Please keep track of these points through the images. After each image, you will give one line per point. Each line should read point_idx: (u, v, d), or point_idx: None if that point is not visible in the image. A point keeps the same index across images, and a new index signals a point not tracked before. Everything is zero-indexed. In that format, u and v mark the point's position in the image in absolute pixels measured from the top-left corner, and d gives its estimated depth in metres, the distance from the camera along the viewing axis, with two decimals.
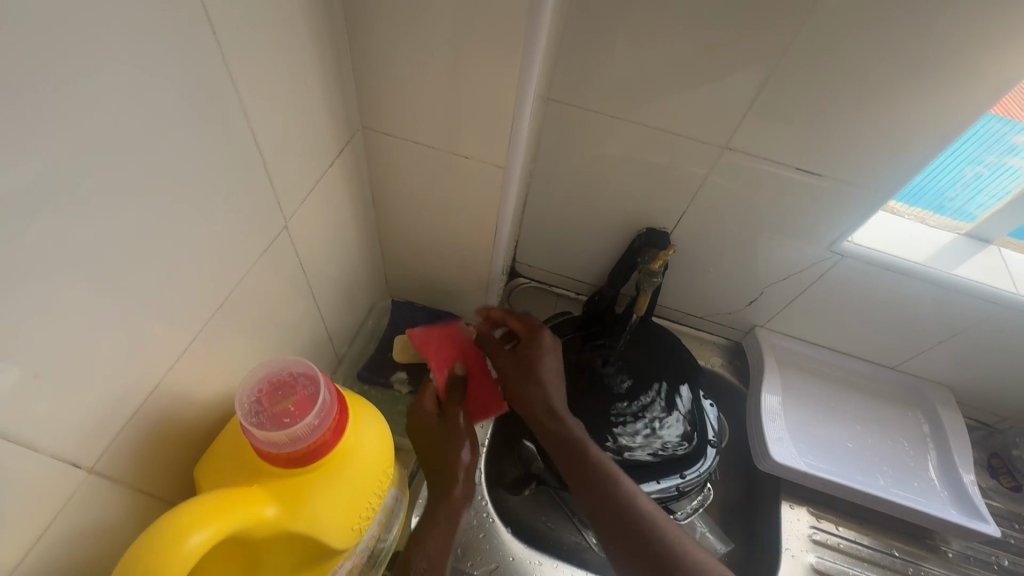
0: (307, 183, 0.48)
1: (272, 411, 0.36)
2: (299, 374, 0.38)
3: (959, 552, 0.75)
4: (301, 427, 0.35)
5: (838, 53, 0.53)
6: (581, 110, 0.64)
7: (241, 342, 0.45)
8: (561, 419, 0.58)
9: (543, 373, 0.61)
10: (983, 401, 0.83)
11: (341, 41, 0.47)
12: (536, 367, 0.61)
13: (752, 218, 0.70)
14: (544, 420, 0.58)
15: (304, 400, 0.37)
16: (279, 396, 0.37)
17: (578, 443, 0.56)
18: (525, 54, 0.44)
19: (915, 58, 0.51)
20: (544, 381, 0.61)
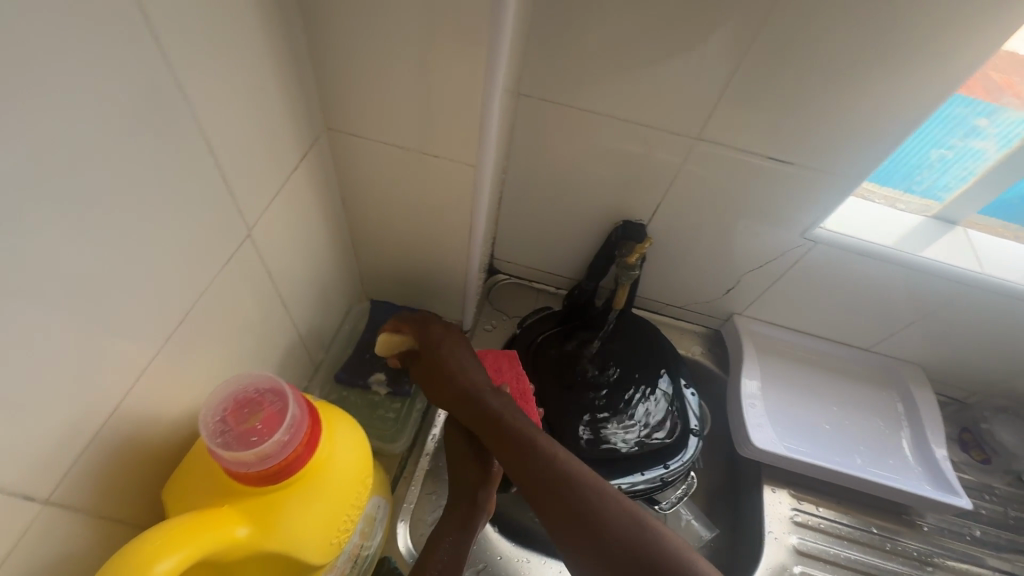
0: (270, 189, 0.46)
1: (238, 430, 0.34)
2: (265, 389, 0.36)
3: (934, 526, 0.78)
4: (270, 444, 0.34)
5: (806, 41, 0.52)
6: (552, 104, 0.63)
7: (207, 356, 0.43)
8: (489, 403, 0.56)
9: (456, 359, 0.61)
10: (954, 378, 0.85)
11: (297, 38, 0.45)
12: (447, 358, 0.60)
13: (727, 207, 0.70)
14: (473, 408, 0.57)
15: (271, 416, 0.35)
16: (245, 413, 0.35)
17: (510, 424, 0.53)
18: (491, 51, 0.43)
19: (881, 43, 0.51)
20: (459, 370, 0.59)
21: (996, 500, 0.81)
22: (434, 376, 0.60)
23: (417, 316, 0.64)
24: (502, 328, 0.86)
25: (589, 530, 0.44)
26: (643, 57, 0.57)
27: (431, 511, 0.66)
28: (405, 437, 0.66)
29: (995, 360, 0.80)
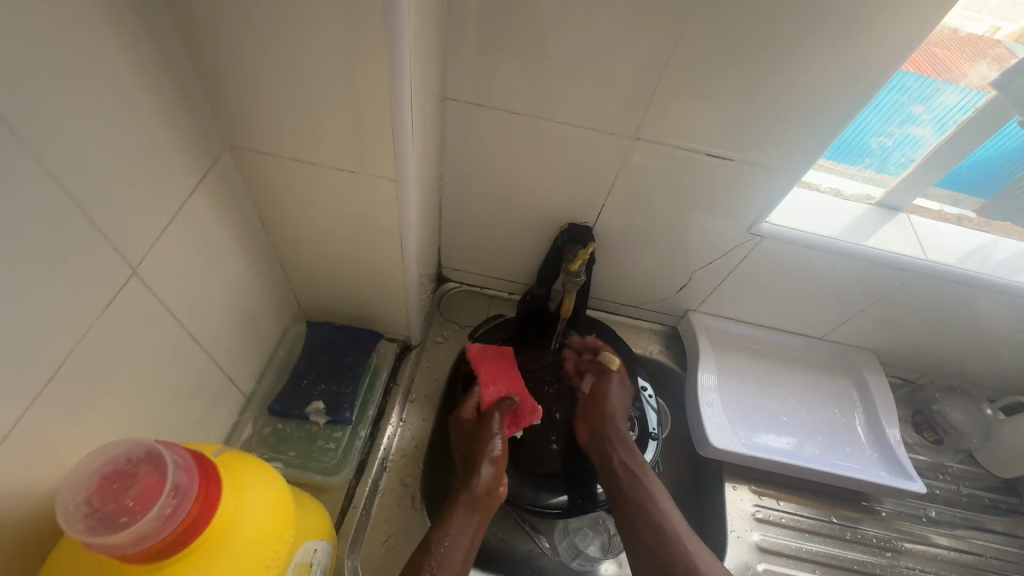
0: (160, 219, 0.43)
1: (107, 509, 0.30)
2: (140, 458, 0.32)
3: (892, 510, 0.78)
4: (145, 524, 0.30)
5: (728, 36, 0.51)
6: (481, 107, 0.60)
7: (88, 405, 0.40)
8: (623, 449, 0.69)
9: (613, 409, 0.72)
10: (905, 361, 0.86)
11: (176, 53, 0.42)
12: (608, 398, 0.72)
13: (672, 206, 0.68)
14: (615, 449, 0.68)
15: (147, 487, 0.31)
16: (116, 489, 0.31)
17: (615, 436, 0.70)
18: (391, 56, 0.40)
19: (803, 38, 0.50)
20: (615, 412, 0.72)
21: (949, 478, 0.83)
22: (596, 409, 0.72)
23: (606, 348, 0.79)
24: (454, 339, 0.83)
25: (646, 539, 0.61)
26: (568, 57, 0.54)
27: (382, 541, 0.63)
28: (348, 468, 0.64)
29: (942, 342, 0.81)
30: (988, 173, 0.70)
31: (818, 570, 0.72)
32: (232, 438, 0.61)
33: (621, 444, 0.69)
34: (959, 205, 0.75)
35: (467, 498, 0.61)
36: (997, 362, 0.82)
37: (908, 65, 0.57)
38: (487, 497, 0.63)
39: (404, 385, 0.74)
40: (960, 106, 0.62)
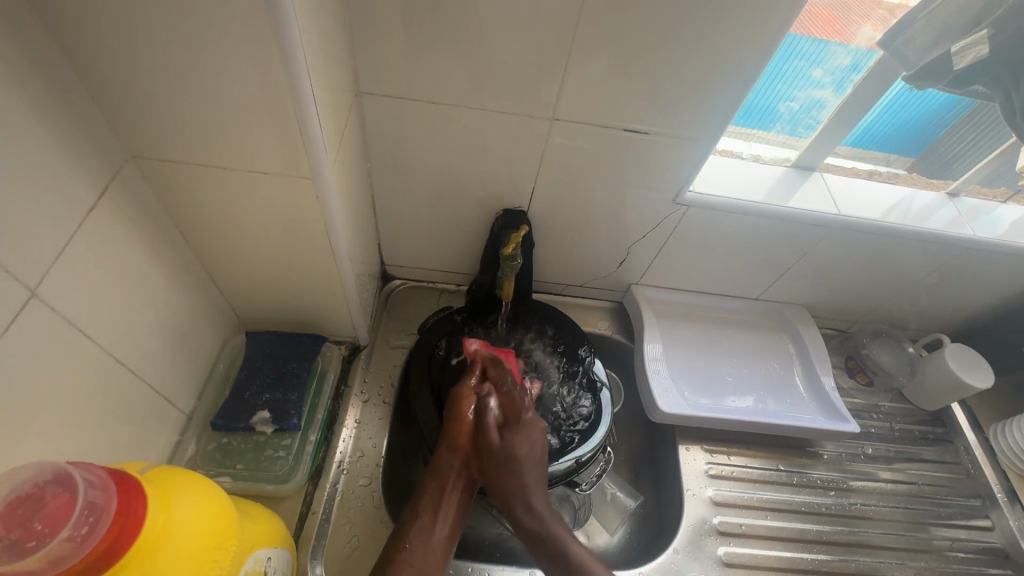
0: (58, 234, 0.41)
1: (11, 536, 0.30)
2: (46, 481, 0.31)
3: (834, 453, 0.84)
4: (57, 547, 0.30)
5: (623, 16, 0.52)
6: (396, 100, 0.60)
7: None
8: (536, 510, 0.62)
9: (526, 470, 0.62)
10: (833, 312, 0.92)
11: (59, 65, 0.40)
12: (513, 452, 0.62)
13: (600, 185, 0.70)
14: (518, 508, 0.62)
15: (55, 508, 0.31)
16: (21, 516, 0.30)
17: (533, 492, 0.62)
18: (284, 52, 0.40)
19: (692, 11, 0.52)
20: (524, 464, 0.62)
21: (882, 416, 0.89)
22: (501, 469, 0.62)
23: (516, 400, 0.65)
24: (405, 336, 0.82)
25: None
26: (476, 44, 0.55)
27: (347, 544, 0.63)
28: (300, 475, 0.64)
29: (865, 291, 0.86)
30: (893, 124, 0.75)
31: (768, 516, 0.76)
32: (173, 459, 0.60)
33: (530, 506, 0.62)
34: (892, 166, 0.80)
35: (432, 491, 0.61)
36: (916, 304, 0.88)
37: (795, 25, 0.61)
38: (457, 482, 0.63)
39: (356, 387, 0.74)
40: (852, 66, 0.66)
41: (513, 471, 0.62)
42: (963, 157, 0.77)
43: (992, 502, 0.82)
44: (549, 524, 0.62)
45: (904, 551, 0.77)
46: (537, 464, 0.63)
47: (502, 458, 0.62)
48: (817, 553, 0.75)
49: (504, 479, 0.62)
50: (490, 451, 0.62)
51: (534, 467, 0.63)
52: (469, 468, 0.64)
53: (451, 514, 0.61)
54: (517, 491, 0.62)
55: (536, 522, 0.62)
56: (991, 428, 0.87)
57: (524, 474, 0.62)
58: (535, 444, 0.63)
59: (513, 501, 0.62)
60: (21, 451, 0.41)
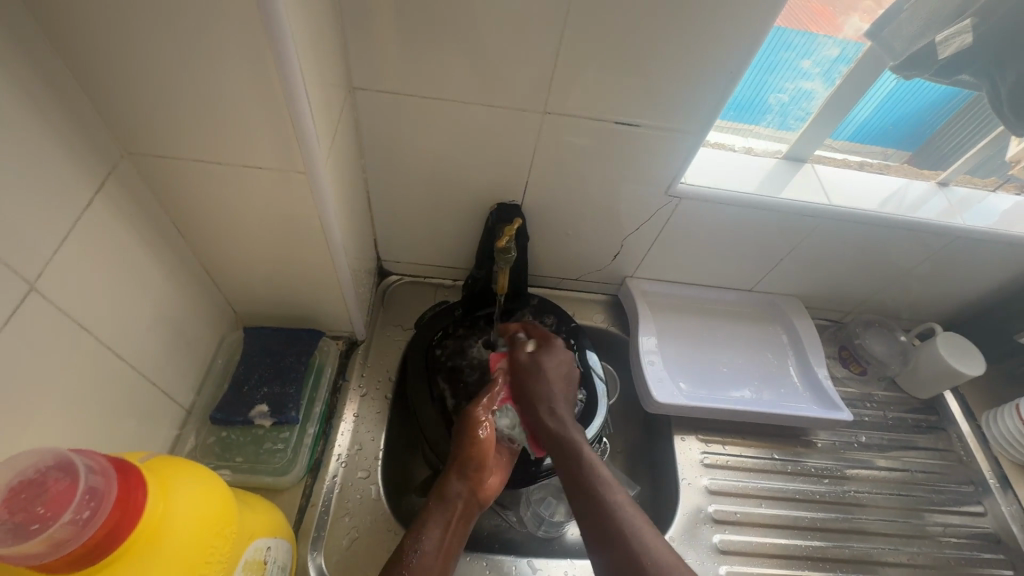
0: (55, 229, 0.42)
1: (14, 520, 0.30)
2: (48, 467, 0.32)
3: (828, 441, 0.84)
4: (59, 530, 0.30)
5: (610, 9, 0.53)
6: (389, 95, 0.61)
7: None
8: (559, 413, 0.64)
9: (551, 379, 0.67)
10: (826, 302, 0.93)
11: (52, 61, 0.41)
12: (541, 365, 0.68)
13: (592, 177, 0.70)
14: (542, 413, 0.64)
15: (57, 493, 0.31)
16: (24, 500, 0.31)
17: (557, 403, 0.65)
18: (275, 46, 0.41)
19: (682, 4, 0.53)
20: (549, 377, 0.67)
21: (876, 405, 0.90)
22: (530, 378, 0.67)
23: (543, 332, 0.73)
24: (402, 331, 0.83)
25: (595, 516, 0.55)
26: (466, 38, 0.56)
27: (346, 535, 0.64)
28: (299, 466, 0.64)
29: (858, 282, 0.87)
30: (889, 118, 0.76)
31: (763, 504, 0.77)
32: (172, 453, 0.61)
33: (553, 408, 0.64)
34: (889, 159, 0.81)
35: (439, 513, 0.59)
36: (909, 294, 0.89)
37: (781, 19, 0.61)
38: (463, 511, 0.61)
39: (354, 381, 0.74)
40: (841, 58, 0.67)
41: (540, 377, 0.67)
42: (961, 150, 0.78)
43: (984, 488, 0.83)
44: (568, 429, 0.62)
45: (898, 537, 0.78)
46: (560, 383, 0.68)
47: (530, 371, 0.68)
48: (812, 539, 0.75)
49: (531, 387, 0.67)
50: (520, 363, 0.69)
51: (559, 380, 0.68)
52: (476, 496, 0.62)
53: (453, 542, 0.58)
54: (541, 395, 0.66)
55: (558, 424, 0.63)
56: (983, 415, 0.88)
57: (551, 385, 0.67)
58: (562, 360, 0.70)
59: (537, 407, 0.65)
60: (23, 442, 0.41)
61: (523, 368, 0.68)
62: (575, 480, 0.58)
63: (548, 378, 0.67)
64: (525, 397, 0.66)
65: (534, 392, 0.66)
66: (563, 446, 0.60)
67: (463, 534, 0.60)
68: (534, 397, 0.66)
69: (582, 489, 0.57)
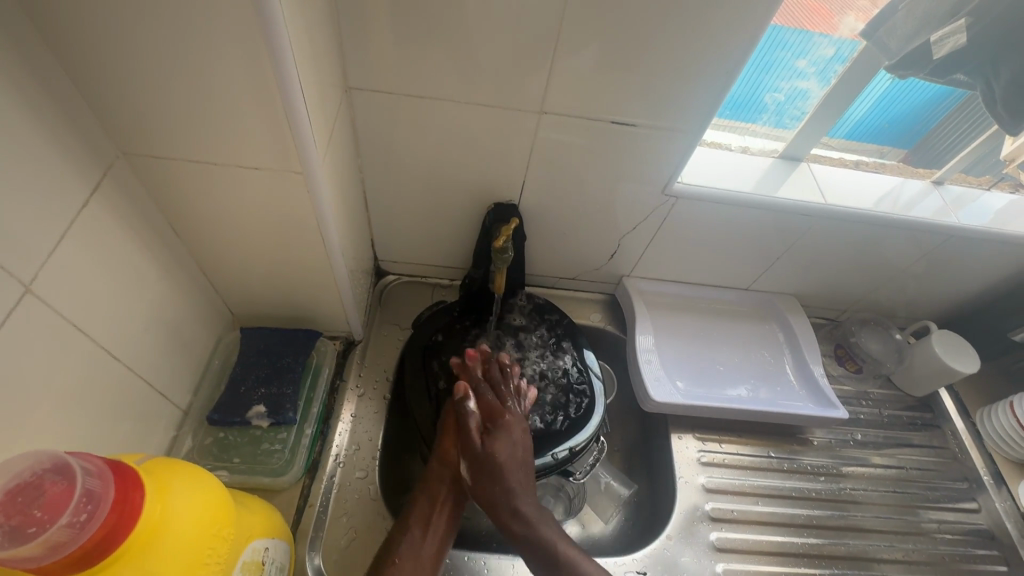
0: (51, 230, 0.42)
1: (12, 523, 0.30)
2: (44, 470, 0.32)
3: (824, 439, 0.85)
4: (56, 533, 0.30)
5: (607, 9, 0.53)
6: (386, 95, 0.61)
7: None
8: (523, 510, 0.59)
9: (508, 471, 0.61)
10: (823, 301, 0.93)
11: (47, 61, 0.41)
12: (494, 456, 0.61)
13: (589, 177, 0.71)
14: (506, 520, 0.59)
15: (54, 495, 0.31)
16: (20, 503, 0.31)
17: (521, 504, 0.60)
18: (272, 46, 0.41)
19: (678, 3, 0.53)
20: (506, 469, 0.61)
21: (871, 403, 0.90)
22: (485, 479, 0.61)
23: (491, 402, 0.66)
24: (399, 331, 0.83)
25: None
26: (463, 38, 0.56)
27: (344, 535, 0.64)
28: (296, 467, 0.64)
29: (853, 280, 0.88)
30: (885, 117, 0.76)
31: (760, 502, 0.77)
32: (170, 454, 0.61)
33: (516, 508, 0.59)
34: (885, 157, 0.82)
35: (422, 504, 0.60)
36: (904, 292, 0.89)
37: (776, 19, 0.62)
38: (448, 496, 0.62)
39: (351, 381, 0.74)
40: (837, 57, 0.67)
41: (495, 476, 0.61)
42: (955, 148, 0.79)
43: (978, 485, 0.84)
44: (537, 528, 0.59)
45: (894, 534, 0.78)
46: (519, 469, 0.61)
47: (484, 467, 0.61)
48: (808, 537, 0.76)
49: (488, 488, 0.61)
50: (473, 458, 0.62)
51: (517, 469, 0.61)
52: (462, 480, 0.63)
53: (442, 525, 0.60)
54: (502, 497, 0.60)
55: (525, 528, 0.59)
56: (978, 412, 0.89)
57: (509, 478, 0.61)
58: (517, 443, 0.63)
59: (498, 510, 0.60)
60: (20, 444, 0.41)
61: (477, 467, 0.61)
62: None
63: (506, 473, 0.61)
64: (484, 499, 0.61)
65: (494, 496, 0.60)
66: (534, 552, 0.58)
67: (451, 516, 0.61)
68: (495, 503, 0.60)
69: None
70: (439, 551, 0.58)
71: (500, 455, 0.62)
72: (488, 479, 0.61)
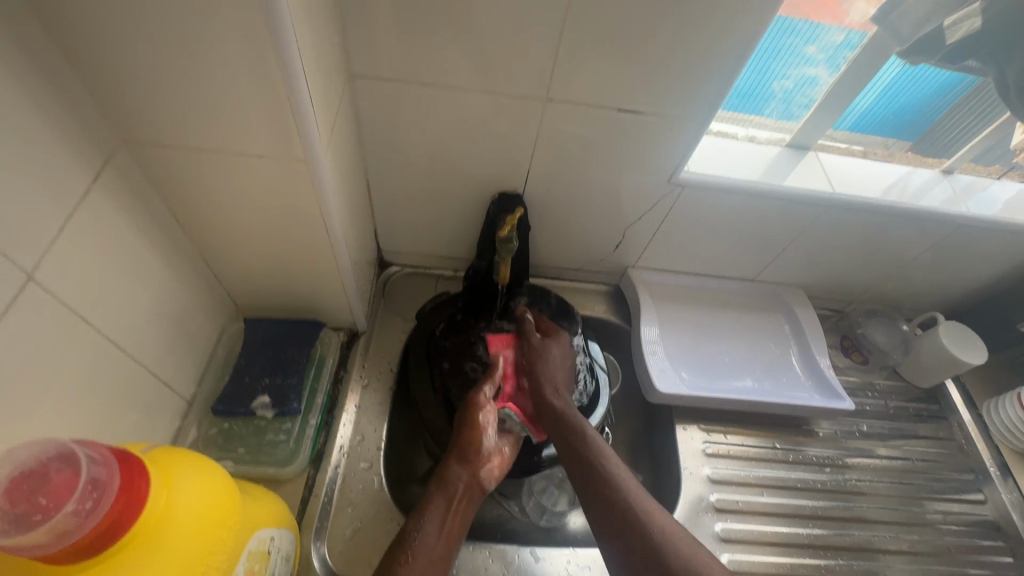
0: (52, 218, 0.41)
1: (17, 511, 0.30)
2: (49, 459, 0.32)
3: (830, 430, 0.85)
4: (62, 521, 0.30)
5: None
6: (389, 83, 0.60)
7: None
8: (563, 397, 0.65)
9: (555, 364, 0.68)
10: (829, 292, 0.92)
11: (46, 46, 0.40)
12: (547, 349, 0.68)
13: (594, 167, 0.70)
14: (549, 396, 0.65)
15: (60, 483, 0.31)
16: (25, 492, 0.31)
17: (563, 391, 0.65)
18: (273, 30, 0.40)
19: None
20: (555, 363, 0.68)
21: (877, 394, 0.90)
22: (535, 364, 0.67)
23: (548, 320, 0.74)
24: (403, 323, 0.83)
25: (598, 494, 0.56)
26: (468, 24, 0.55)
27: (349, 525, 0.64)
28: (301, 458, 0.64)
29: (860, 271, 0.87)
30: (894, 105, 0.75)
31: (765, 493, 0.77)
32: (174, 445, 0.61)
33: (558, 392, 0.65)
34: (890, 150, 0.81)
35: (438, 501, 0.59)
36: (912, 283, 0.89)
37: (784, 8, 0.61)
38: (464, 494, 0.61)
39: (355, 372, 0.74)
40: (846, 44, 0.66)
41: (546, 362, 0.67)
42: (962, 137, 0.78)
43: (984, 476, 0.83)
44: (574, 410, 0.64)
45: (899, 525, 0.78)
46: (566, 367, 0.68)
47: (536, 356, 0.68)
48: (814, 528, 0.76)
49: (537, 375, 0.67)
50: (527, 347, 0.69)
51: (564, 367, 0.68)
52: (477, 479, 0.62)
53: (455, 525, 0.58)
54: (546, 380, 0.66)
55: (562, 406, 0.64)
56: (984, 404, 0.88)
57: (555, 370, 0.67)
58: (566, 351, 0.70)
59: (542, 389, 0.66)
60: (25, 434, 0.41)
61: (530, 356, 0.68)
62: (582, 457, 0.59)
63: (553, 364, 0.67)
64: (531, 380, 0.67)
65: (542, 377, 0.66)
66: (563, 424, 0.62)
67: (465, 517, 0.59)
68: (541, 382, 0.66)
69: (592, 465, 0.58)
70: (451, 551, 0.56)
71: (552, 350, 0.69)
72: (538, 363, 0.67)
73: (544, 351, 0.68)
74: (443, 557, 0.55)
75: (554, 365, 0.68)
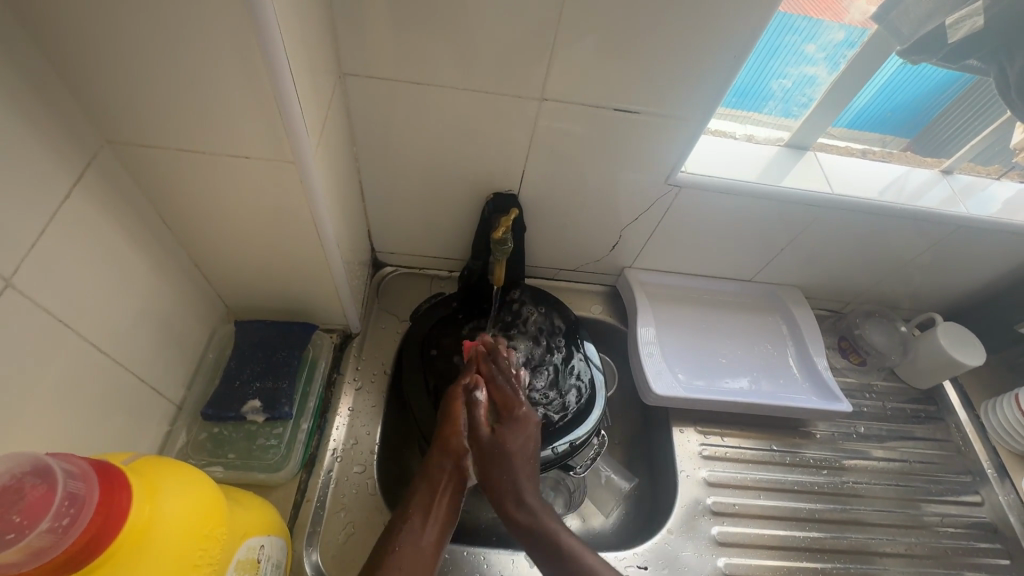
0: (33, 222, 0.40)
1: None
2: (25, 473, 0.31)
3: (827, 432, 0.84)
4: (37, 539, 0.29)
5: None
6: (381, 81, 0.59)
7: None
8: (526, 505, 0.61)
9: (516, 459, 0.63)
10: (827, 293, 0.92)
11: (24, 45, 0.39)
12: (504, 446, 0.63)
13: (590, 167, 0.69)
14: (512, 508, 0.61)
15: (35, 499, 0.30)
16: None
17: (527, 498, 0.62)
18: (259, 28, 0.39)
19: None
20: (514, 460, 0.63)
21: (875, 395, 0.89)
22: (493, 464, 0.63)
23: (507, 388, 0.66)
24: (397, 324, 0.82)
25: None
26: (461, 21, 0.54)
27: (342, 530, 0.63)
28: (293, 462, 0.64)
29: (859, 271, 0.86)
30: (893, 105, 0.74)
31: (762, 496, 0.77)
32: (164, 450, 0.60)
33: (520, 502, 0.61)
34: (887, 146, 0.80)
35: (423, 493, 0.59)
36: (910, 284, 0.88)
37: (784, 5, 0.60)
38: (449, 480, 0.61)
39: (348, 374, 0.74)
40: (846, 42, 0.65)
41: (504, 463, 0.62)
42: (961, 136, 0.77)
43: (982, 478, 0.83)
44: (542, 520, 0.60)
45: (896, 528, 0.78)
46: (528, 463, 0.63)
47: (493, 455, 0.63)
48: (811, 531, 0.75)
49: (497, 476, 0.62)
50: (483, 449, 0.63)
51: (523, 462, 0.63)
52: (461, 468, 0.63)
53: (442, 513, 0.59)
54: (509, 489, 0.62)
55: (526, 517, 0.61)
56: (982, 405, 0.88)
57: (516, 466, 0.63)
58: (529, 437, 0.63)
59: (503, 499, 0.62)
60: (7, 443, 0.40)
61: (487, 452, 0.63)
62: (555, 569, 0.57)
63: (513, 463, 0.62)
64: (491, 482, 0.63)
65: (502, 483, 0.62)
66: (529, 542, 0.60)
67: (451, 504, 0.60)
68: (501, 490, 0.62)
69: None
70: (439, 540, 0.57)
71: (511, 445, 0.63)
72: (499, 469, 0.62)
73: (501, 452, 0.63)
74: (430, 548, 0.56)
75: (514, 462, 0.63)
